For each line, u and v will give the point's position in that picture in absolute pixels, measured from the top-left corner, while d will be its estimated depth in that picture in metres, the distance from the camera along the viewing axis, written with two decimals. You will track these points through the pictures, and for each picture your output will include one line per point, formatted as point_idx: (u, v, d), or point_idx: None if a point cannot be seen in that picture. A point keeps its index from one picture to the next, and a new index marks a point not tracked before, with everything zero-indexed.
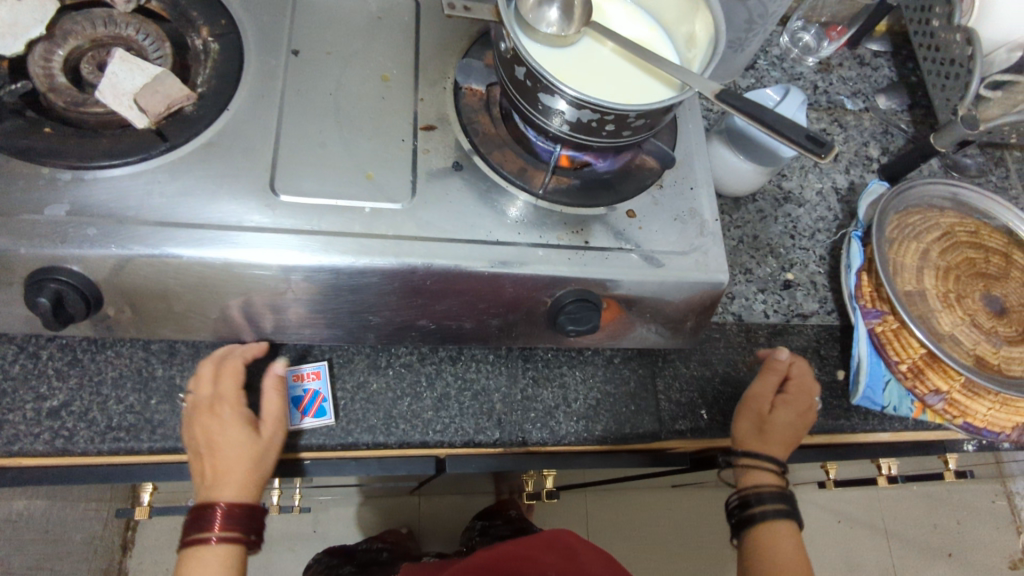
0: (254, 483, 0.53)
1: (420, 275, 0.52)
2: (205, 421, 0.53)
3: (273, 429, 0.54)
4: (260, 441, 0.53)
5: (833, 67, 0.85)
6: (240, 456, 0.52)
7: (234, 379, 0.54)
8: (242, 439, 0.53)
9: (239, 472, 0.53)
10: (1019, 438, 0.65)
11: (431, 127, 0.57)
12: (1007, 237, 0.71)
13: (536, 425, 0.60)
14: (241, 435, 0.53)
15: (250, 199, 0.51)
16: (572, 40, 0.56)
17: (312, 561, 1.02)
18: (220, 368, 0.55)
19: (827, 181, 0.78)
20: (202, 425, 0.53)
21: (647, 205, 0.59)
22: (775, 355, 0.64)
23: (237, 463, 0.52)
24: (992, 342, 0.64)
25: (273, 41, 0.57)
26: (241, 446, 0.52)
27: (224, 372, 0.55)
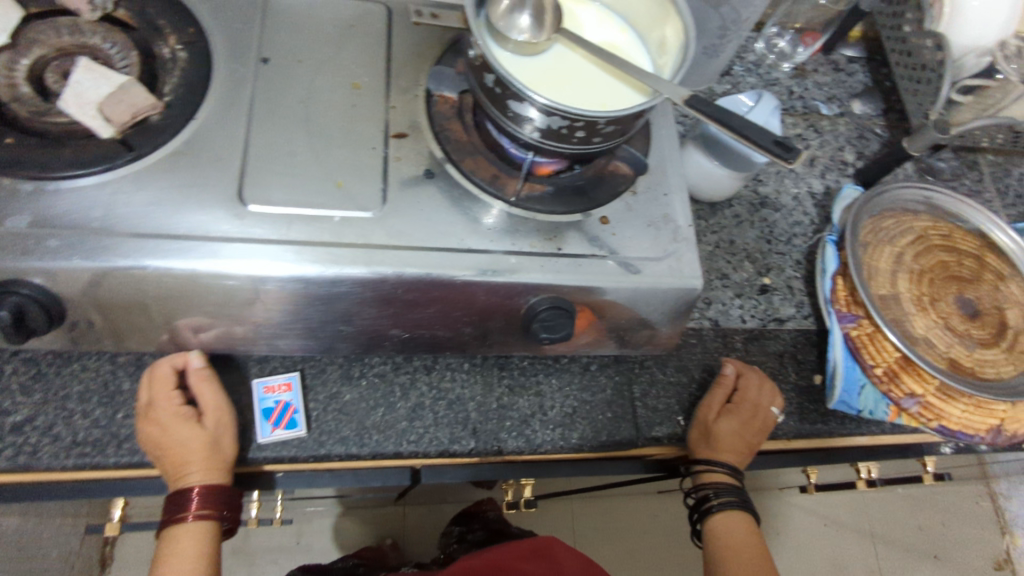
0: (217, 470, 0.54)
1: (391, 284, 0.51)
2: (146, 428, 0.53)
3: (218, 419, 0.55)
4: (208, 433, 0.54)
5: (808, 73, 0.86)
6: (193, 450, 0.53)
7: (165, 382, 0.54)
8: (189, 434, 0.53)
9: (198, 464, 0.53)
10: (996, 441, 0.64)
11: (403, 135, 0.57)
12: (980, 240, 0.71)
13: (512, 434, 0.60)
14: (187, 430, 0.53)
15: (217, 209, 0.50)
16: (543, 47, 0.56)
17: None
18: (151, 376, 0.55)
19: (803, 186, 0.78)
20: (147, 432, 0.53)
21: (621, 212, 0.59)
22: (723, 370, 0.65)
23: (191, 457, 0.53)
24: (965, 345, 0.65)
25: (242, 50, 0.57)
26: (190, 441, 0.53)
27: (155, 378, 0.55)
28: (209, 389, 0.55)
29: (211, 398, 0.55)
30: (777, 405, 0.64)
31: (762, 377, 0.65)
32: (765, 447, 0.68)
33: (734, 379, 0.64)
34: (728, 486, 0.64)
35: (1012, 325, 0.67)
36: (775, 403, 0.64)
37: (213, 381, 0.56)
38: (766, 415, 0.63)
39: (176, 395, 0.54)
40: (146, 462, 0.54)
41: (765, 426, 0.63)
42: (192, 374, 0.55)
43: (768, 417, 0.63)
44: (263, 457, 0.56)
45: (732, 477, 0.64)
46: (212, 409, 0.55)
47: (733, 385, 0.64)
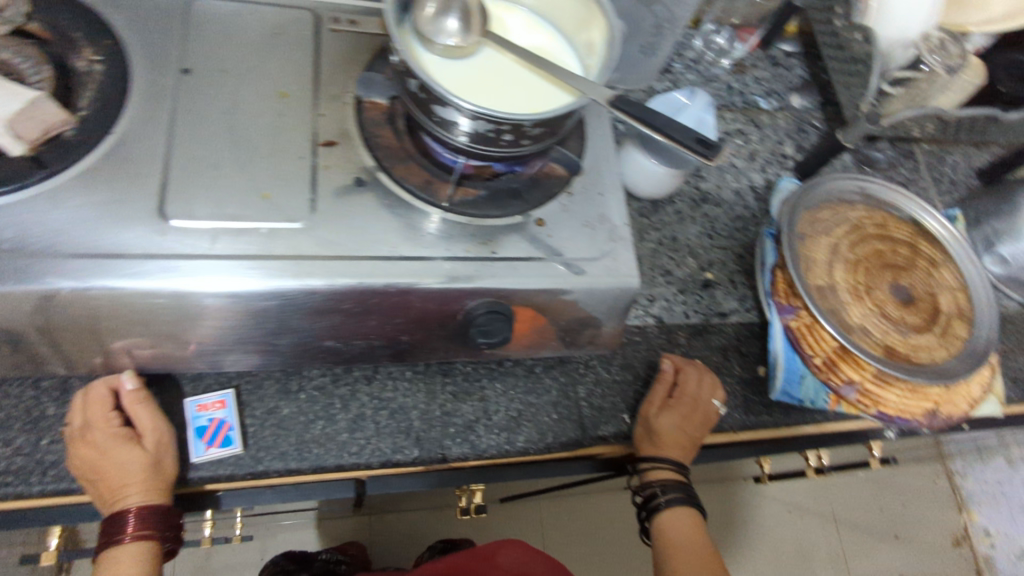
0: (159, 490, 0.53)
1: (322, 296, 0.51)
2: (82, 452, 0.52)
3: (157, 439, 0.53)
4: (148, 454, 0.52)
5: (747, 69, 0.87)
6: (131, 472, 0.52)
7: (101, 404, 0.53)
8: (126, 456, 0.52)
9: (137, 486, 0.52)
10: (931, 423, 0.66)
11: (332, 143, 0.56)
12: (913, 228, 0.73)
13: (456, 441, 0.60)
14: (124, 453, 0.52)
15: (138, 226, 0.49)
16: (470, 51, 0.56)
17: (272, 565, 0.98)
18: (87, 400, 0.53)
19: (743, 180, 0.80)
20: (81, 456, 0.52)
21: (556, 213, 0.59)
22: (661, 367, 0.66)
23: (130, 479, 0.52)
24: (900, 332, 0.66)
25: (162, 61, 0.55)
26: (127, 463, 0.52)
27: (90, 401, 0.53)
28: (145, 410, 0.54)
29: (148, 419, 0.53)
30: (717, 398, 0.65)
31: (701, 370, 0.66)
32: (713, 440, 0.69)
33: (673, 375, 0.65)
34: (675, 483, 0.65)
35: (944, 310, 0.69)
36: (716, 395, 0.65)
37: (149, 401, 0.54)
38: (707, 408, 0.64)
39: (113, 416, 0.53)
40: (74, 488, 0.52)
41: (707, 417, 0.64)
42: (126, 396, 0.54)
43: (709, 409, 0.64)
44: (200, 477, 0.55)
45: (678, 474, 0.64)
46: (150, 429, 0.53)
47: (673, 381, 0.65)
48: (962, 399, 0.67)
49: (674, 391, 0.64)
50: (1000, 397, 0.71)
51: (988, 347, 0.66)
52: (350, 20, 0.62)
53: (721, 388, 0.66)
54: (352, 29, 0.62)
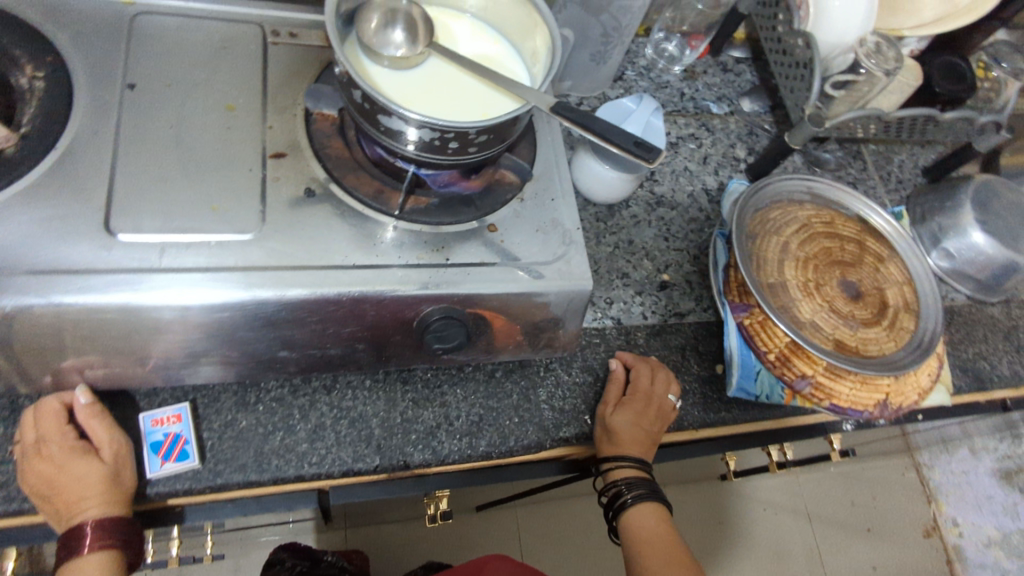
0: (118, 504, 0.51)
1: (274, 308, 0.51)
2: (36, 467, 0.50)
3: (115, 451, 0.52)
4: (106, 466, 0.51)
5: (697, 75, 0.89)
6: (88, 485, 0.50)
7: (53, 419, 0.52)
8: (83, 469, 0.50)
9: (95, 499, 0.50)
10: (882, 413, 0.68)
11: (281, 155, 0.56)
12: (860, 225, 0.75)
13: (418, 447, 0.60)
14: (80, 466, 0.50)
15: (84, 241, 0.49)
16: (417, 61, 0.57)
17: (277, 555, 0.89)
18: (39, 415, 0.52)
19: (697, 184, 0.81)
20: (35, 470, 0.50)
21: (510, 218, 0.60)
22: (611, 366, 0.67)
23: (87, 492, 0.50)
24: (849, 325, 0.68)
25: (107, 77, 0.56)
26: (84, 476, 0.50)
27: (42, 416, 0.52)
28: (100, 424, 0.53)
29: (104, 432, 0.52)
30: (674, 391, 0.66)
31: (653, 367, 0.67)
32: (672, 439, 0.70)
33: (623, 372, 0.67)
34: (640, 480, 0.65)
35: (892, 303, 0.71)
36: (670, 389, 0.67)
37: (105, 415, 0.53)
38: (662, 402, 0.65)
39: (68, 431, 0.52)
40: (25, 509, 0.51)
41: (663, 409, 0.65)
42: (80, 411, 0.52)
43: (664, 403, 0.66)
44: (157, 493, 0.54)
45: (640, 471, 0.65)
46: (106, 442, 0.52)
47: (625, 380, 0.66)
48: (912, 389, 0.70)
49: (628, 390, 0.65)
50: (947, 385, 0.74)
51: (934, 337, 0.68)
52: (290, 32, 0.63)
53: (675, 382, 0.67)
54: (292, 41, 0.63)
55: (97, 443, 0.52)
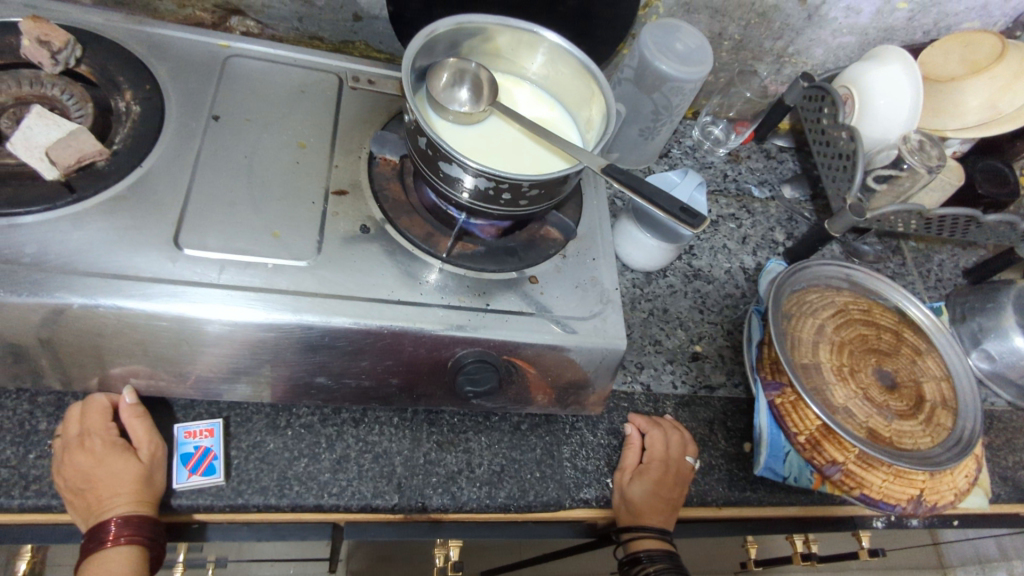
0: (147, 504, 0.53)
1: (318, 333, 0.52)
2: (77, 457, 0.52)
3: (153, 452, 0.54)
4: (143, 465, 0.53)
5: (741, 159, 0.92)
6: (124, 481, 0.52)
7: (99, 414, 0.54)
8: (121, 465, 0.52)
9: (127, 496, 0.52)
10: (915, 510, 0.66)
11: (343, 192, 0.60)
12: (898, 316, 0.75)
13: (437, 491, 0.59)
14: (119, 461, 0.52)
15: (154, 252, 0.52)
16: (479, 119, 0.61)
17: None
18: (86, 408, 0.54)
19: (734, 261, 0.83)
20: (75, 462, 0.52)
21: (550, 272, 0.62)
22: (627, 430, 0.67)
23: (122, 488, 0.52)
24: (884, 416, 0.67)
25: (194, 107, 0.61)
26: (121, 471, 0.52)
27: (89, 410, 0.54)
28: (142, 424, 0.55)
29: (144, 431, 0.54)
30: (692, 454, 0.66)
31: (665, 431, 0.66)
32: (694, 514, 0.68)
33: (639, 438, 0.66)
34: (660, 553, 0.63)
35: (928, 397, 0.70)
36: (687, 450, 0.66)
37: (147, 416, 0.55)
38: (680, 465, 0.65)
39: (112, 426, 0.54)
40: (53, 505, 0.52)
41: (681, 472, 0.65)
42: (124, 410, 0.54)
43: (683, 466, 0.65)
44: (180, 505, 0.54)
45: (662, 542, 0.64)
46: (145, 442, 0.54)
47: (640, 446, 0.66)
48: (948, 489, 0.67)
49: (643, 457, 0.65)
50: (985, 488, 0.72)
51: (973, 436, 0.66)
52: (369, 80, 0.68)
53: (690, 444, 0.67)
54: (370, 87, 0.68)
55: (136, 442, 0.54)
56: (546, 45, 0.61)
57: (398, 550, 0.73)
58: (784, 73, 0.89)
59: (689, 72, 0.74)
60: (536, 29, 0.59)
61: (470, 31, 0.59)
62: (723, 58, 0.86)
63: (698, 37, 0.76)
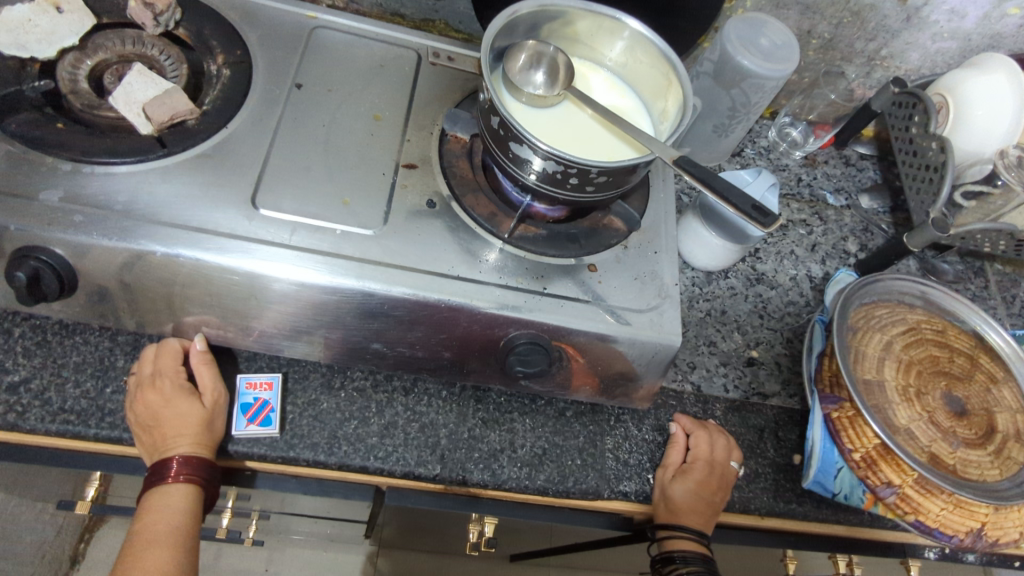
0: (206, 447, 0.56)
1: (378, 300, 0.54)
2: (148, 395, 0.55)
3: (215, 399, 0.57)
4: (205, 410, 0.56)
5: (818, 163, 0.89)
6: (188, 423, 0.55)
7: (170, 356, 0.57)
8: (186, 408, 0.55)
9: (189, 438, 0.55)
10: (973, 545, 0.62)
11: (412, 166, 0.61)
12: (975, 340, 0.70)
13: (478, 466, 0.60)
14: (186, 404, 0.55)
15: (233, 209, 0.54)
16: (553, 102, 0.61)
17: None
18: (160, 349, 0.57)
19: (801, 269, 0.80)
20: (145, 400, 0.55)
21: (610, 262, 0.61)
22: (673, 429, 0.66)
23: (184, 430, 0.54)
24: (949, 442, 0.63)
25: (280, 75, 0.63)
26: (187, 414, 0.55)
27: (162, 352, 0.57)
28: (209, 371, 0.58)
29: (209, 379, 0.57)
30: (737, 460, 0.64)
31: (712, 433, 0.65)
32: (734, 521, 0.67)
33: (684, 438, 0.65)
34: (695, 555, 0.62)
35: (1001, 428, 0.65)
36: (732, 455, 0.64)
37: (213, 364, 0.58)
38: (724, 470, 0.63)
39: (181, 370, 0.57)
40: (123, 438, 0.56)
41: (724, 476, 0.63)
42: (194, 355, 0.58)
43: (727, 470, 0.63)
44: (236, 452, 0.57)
45: (698, 544, 0.62)
46: (209, 389, 0.57)
47: (685, 446, 0.64)
48: (1012, 526, 0.63)
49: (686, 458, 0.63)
50: None
51: None
52: (448, 56, 0.70)
53: (736, 448, 0.65)
54: (449, 63, 0.69)
55: (201, 388, 0.57)
56: (627, 32, 0.60)
57: (434, 522, 0.75)
58: (873, 76, 0.86)
59: (773, 68, 0.71)
60: (619, 15, 0.59)
61: (551, 14, 0.59)
62: (809, 57, 0.83)
63: (785, 34, 0.73)
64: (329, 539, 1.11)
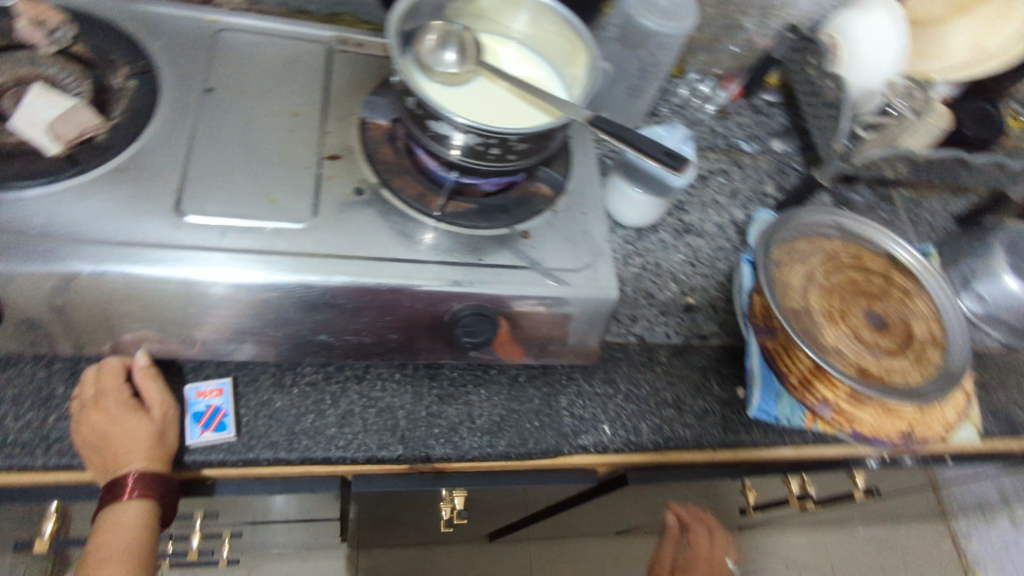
0: (160, 462, 0.55)
1: (318, 292, 0.55)
2: (92, 416, 0.55)
3: (165, 412, 0.57)
4: (155, 425, 0.56)
5: (730, 115, 0.93)
6: (139, 439, 0.54)
7: (112, 375, 0.56)
8: (135, 425, 0.54)
9: (141, 454, 0.54)
10: (906, 445, 0.68)
11: (336, 157, 0.62)
12: (887, 260, 0.76)
13: (439, 441, 0.62)
14: (134, 421, 0.55)
15: (157, 220, 0.54)
16: (467, 79, 0.62)
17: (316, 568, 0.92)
18: (102, 369, 0.57)
19: (725, 215, 0.84)
20: (91, 421, 0.55)
21: (541, 228, 0.63)
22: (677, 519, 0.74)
23: (135, 446, 0.54)
24: (873, 355, 0.68)
25: (188, 81, 0.62)
26: (136, 430, 0.54)
27: (104, 372, 0.56)
28: (155, 385, 0.57)
29: (156, 393, 0.57)
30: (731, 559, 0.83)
31: (708, 527, 0.83)
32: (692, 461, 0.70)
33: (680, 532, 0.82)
34: None
35: (918, 335, 0.70)
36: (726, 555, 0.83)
37: (159, 378, 0.58)
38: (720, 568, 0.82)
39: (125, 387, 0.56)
40: (73, 464, 0.55)
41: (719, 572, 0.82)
42: (137, 371, 0.57)
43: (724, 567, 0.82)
44: (194, 460, 0.57)
45: None
46: (158, 402, 0.57)
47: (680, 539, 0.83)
48: (938, 422, 0.69)
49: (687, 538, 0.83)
50: (977, 423, 0.72)
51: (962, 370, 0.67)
52: (358, 43, 0.70)
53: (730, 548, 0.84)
54: (360, 51, 0.70)
55: (148, 403, 0.56)
56: (529, 3, 0.62)
57: (408, 506, 0.76)
58: (768, 26, 0.89)
59: (675, 27, 0.74)
60: None
61: None
62: (708, 12, 0.86)
63: None
64: (308, 548, 1.11)
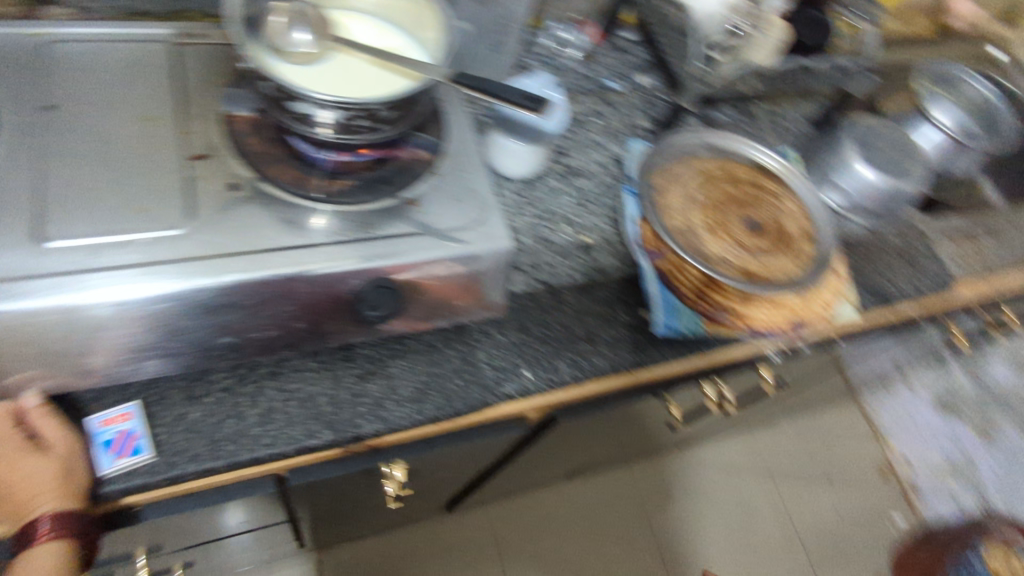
0: (73, 498, 0.54)
1: (209, 294, 0.53)
2: None
3: (69, 447, 0.54)
4: (59, 463, 0.53)
5: (594, 57, 0.96)
6: (44, 480, 0.53)
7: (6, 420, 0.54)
8: (37, 467, 0.52)
9: (51, 494, 0.53)
10: (794, 332, 0.74)
11: (202, 156, 0.60)
12: (753, 167, 0.81)
13: (367, 419, 0.62)
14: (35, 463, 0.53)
15: (16, 251, 0.51)
16: (322, 56, 0.61)
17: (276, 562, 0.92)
18: None
19: (605, 152, 0.87)
20: None
21: (429, 192, 0.64)
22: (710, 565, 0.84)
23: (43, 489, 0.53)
24: (754, 256, 0.74)
25: (21, 101, 0.58)
26: (40, 472, 0.52)
27: None
28: (51, 423, 0.54)
29: (54, 431, 0.54)
30: None
31: None
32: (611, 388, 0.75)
33: None
34: None
35: (790, 232, 0.77)
36: None
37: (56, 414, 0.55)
38: None
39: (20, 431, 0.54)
40: None
41: None
42: (31, 411, 0.54)
43: None
44: (113, 490, 0.55)
45: None
46: (58, 440, 0.54)
47: None
48: (818, 306, 0.76)
49: None
50: (853, 301, 0.80)
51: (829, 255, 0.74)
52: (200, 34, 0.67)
53: None
54: (205, 43, 0.67)
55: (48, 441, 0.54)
56: None
57: (352, 491, 0.76)
58: None
59: None
60: None
61: None
62: None
63: None
64: (267, 561, 1.10)
